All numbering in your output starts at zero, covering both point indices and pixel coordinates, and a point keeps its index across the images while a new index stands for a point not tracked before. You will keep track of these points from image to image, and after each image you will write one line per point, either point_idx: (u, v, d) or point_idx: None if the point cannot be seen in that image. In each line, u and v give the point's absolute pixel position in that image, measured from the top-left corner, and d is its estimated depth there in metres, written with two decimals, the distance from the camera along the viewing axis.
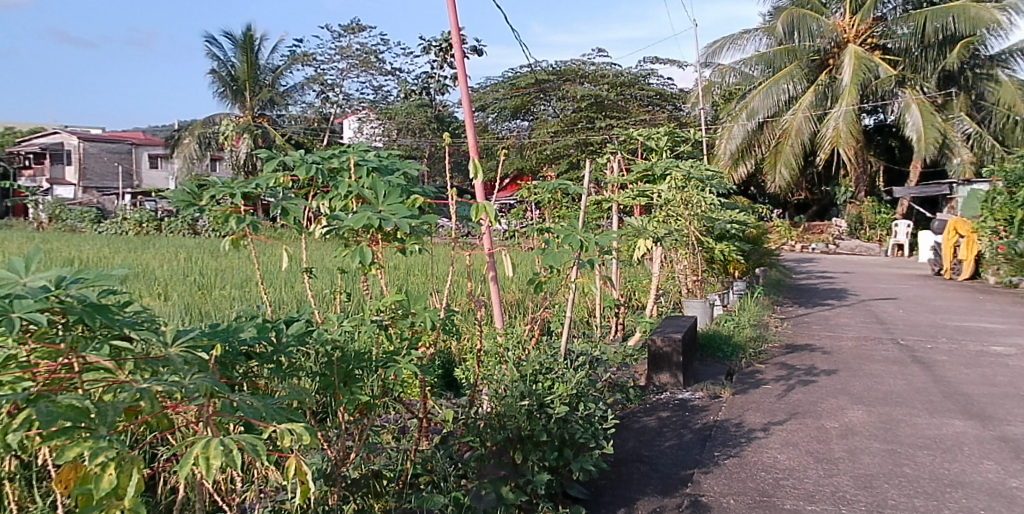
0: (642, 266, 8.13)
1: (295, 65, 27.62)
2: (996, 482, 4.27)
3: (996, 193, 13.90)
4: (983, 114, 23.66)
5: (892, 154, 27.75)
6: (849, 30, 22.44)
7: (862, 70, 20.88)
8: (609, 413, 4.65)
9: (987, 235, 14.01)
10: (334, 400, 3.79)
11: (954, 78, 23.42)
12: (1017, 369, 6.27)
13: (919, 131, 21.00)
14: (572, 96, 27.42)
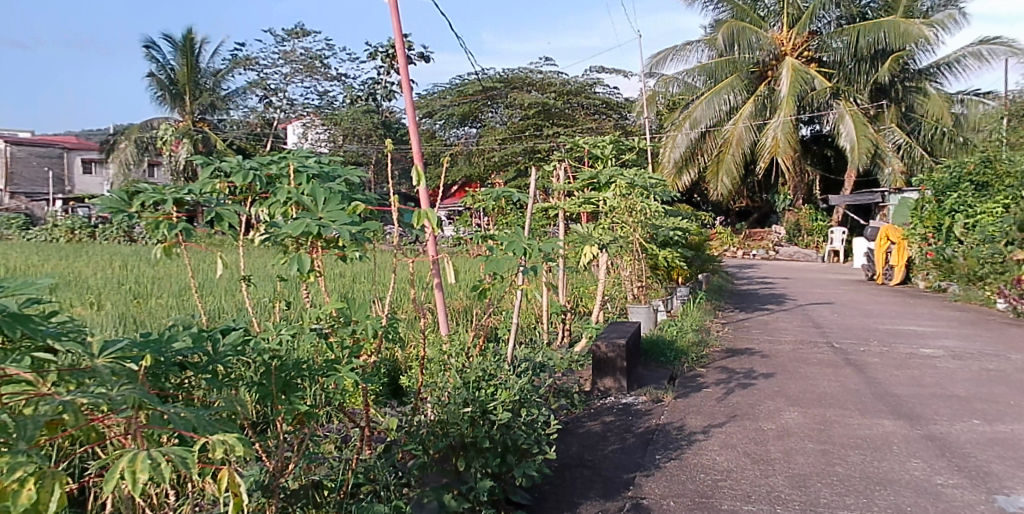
0: (589, 271, 8.24)
1: (237, 69, 27.11)
2: (923, 479, 4.42)
3: (925, 203, 14.64)
4: (914, 125, 23.94)
5: (828, 164, 28.17)
6: (787, 43, 22.78)
7: (799, 81, 21.32)
8: (552, 418, 4.68)
9: (918, 242, 14.62)
10: (271, 411, 3.65)
11: (886, 90, 23.72)
12: (943, 370, 6.52)
13: (852, 141, 21.61)
14: (519, 104, 27.29)
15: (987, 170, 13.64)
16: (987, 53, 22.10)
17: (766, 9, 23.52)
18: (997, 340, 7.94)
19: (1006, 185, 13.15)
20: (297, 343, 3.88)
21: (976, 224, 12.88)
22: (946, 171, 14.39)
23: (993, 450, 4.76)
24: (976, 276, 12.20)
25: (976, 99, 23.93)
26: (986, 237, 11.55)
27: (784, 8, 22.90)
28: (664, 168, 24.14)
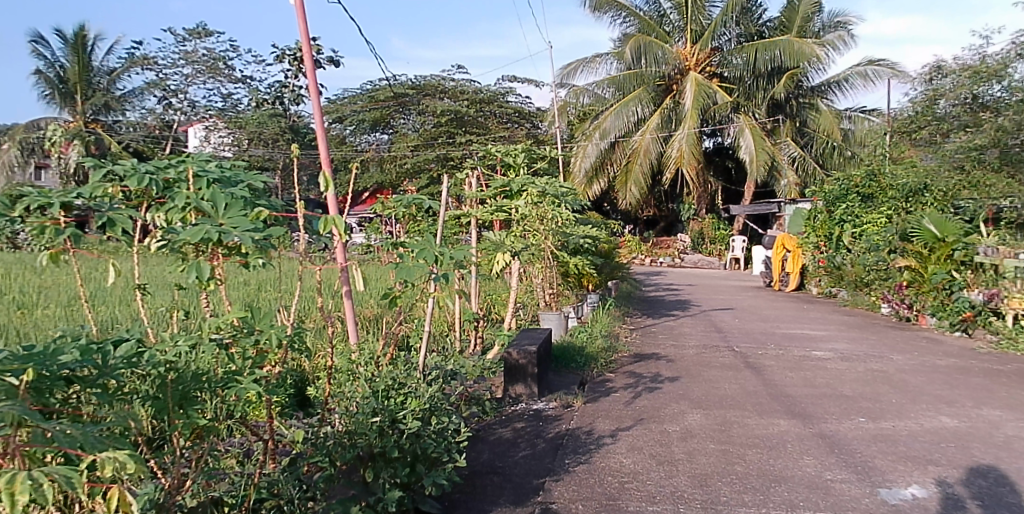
0: (501, 278, 8.32)
1: (134, 68, 25.85)
2: (815, 475, 4.64)
3: (817, 212, 15.83)
4: (807, 139, 25.08)
5: (729, 175, 29.20)
6: (690, 58, 23.56)
7: (702, 95, 22.07)
8: (462, 425, 4.67)
9: (812, 249, 15.58)
10: (168, 424, 3.39)
11: (781, 106, 24.77)
12: (833, 371, 6.90)
13: (751, 153, 22.45)
14: (432, 111, 27.01)
15: (871, 183, 14.06)
16: (872, 73, 23.47)
17: (672, 24, 24.39)
18: (880, 342, 8.47)
19: (888, 196, 13.62)
20: (195, 353, 3.63)
21: (862, 234, 13.57)
22: (836, 184, 15.04)
23: (876, 446, 5.06)
24: (862, 283, 12.91)
25: (863, 115, 24.79)
26: (870, 246, 12.24)
27: (687, 25, 23.70)
28: (574, 177, 24.48)
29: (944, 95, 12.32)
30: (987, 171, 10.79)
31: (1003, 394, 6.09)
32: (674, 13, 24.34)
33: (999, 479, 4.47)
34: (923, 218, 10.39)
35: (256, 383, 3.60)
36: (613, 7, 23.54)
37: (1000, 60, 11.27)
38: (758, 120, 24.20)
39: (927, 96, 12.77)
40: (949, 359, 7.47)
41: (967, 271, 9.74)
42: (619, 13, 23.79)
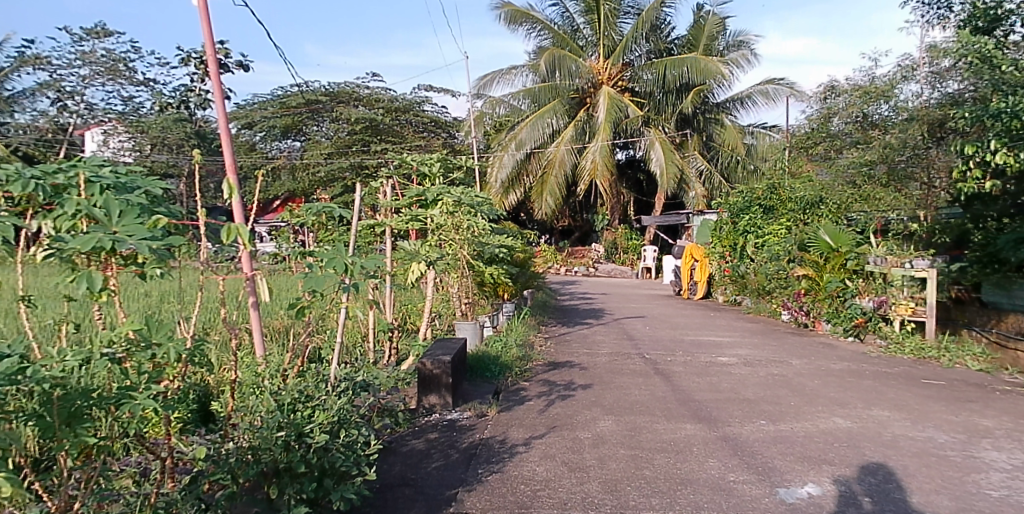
0: (417, 288, 8.36)
1: (23, 67, 24.23)
2: (719, 477, 4.78)
3: (723, 224, 16.24)
4: (712, 153, 25.80)
5: (641, 187, 29.90)
6: (603, 73, 24.29)
7: (615, 109, 22.65)
8: (373, 437, 4.57)
9: (717, 259, 16.22)
10: (53, 445, 3.13)
11: (689, 121, 25.57)
12: (737, 376, 7.17)
13: (662, 166, 23.04)
14: (346, 118, 26.41)
15: (772, 196, 14.45)
16: (773, 92, 24.56)
17: (585, 39, 24.96)
18: (781, 348, 8.86)
19: (788, 208, 14.05)
20: (86, 367, 3.38)
21: (764, 244, 14.06)
22: (739, 195, 15.41)
23: (776, 447, 5.27)
24: (764, 290, 13.43)
25: (764, 132, 25.74)
26: (772, 255, 12.82)
27: (601, 40, 24.25)
28: (490, 187, 24.57)
29: (838, 114, 13.72)
30: (875, 186, 11.74)
31: (891, 395, 6.47)
32: (588, 29, 24.92)
33: (887, 475, 4.72)
34: (818, 229, 10.82)
35: (153, 399, 3.37)
36: (529, 21, 23.85)
37: (888, 81, 12.45)
38: (669, 134, 24.87)
39: (822, 114, 14.31)
40: (842, 362, 7.90)
41: (859, 279, 10.23)
42: (534, 26, 24.09)
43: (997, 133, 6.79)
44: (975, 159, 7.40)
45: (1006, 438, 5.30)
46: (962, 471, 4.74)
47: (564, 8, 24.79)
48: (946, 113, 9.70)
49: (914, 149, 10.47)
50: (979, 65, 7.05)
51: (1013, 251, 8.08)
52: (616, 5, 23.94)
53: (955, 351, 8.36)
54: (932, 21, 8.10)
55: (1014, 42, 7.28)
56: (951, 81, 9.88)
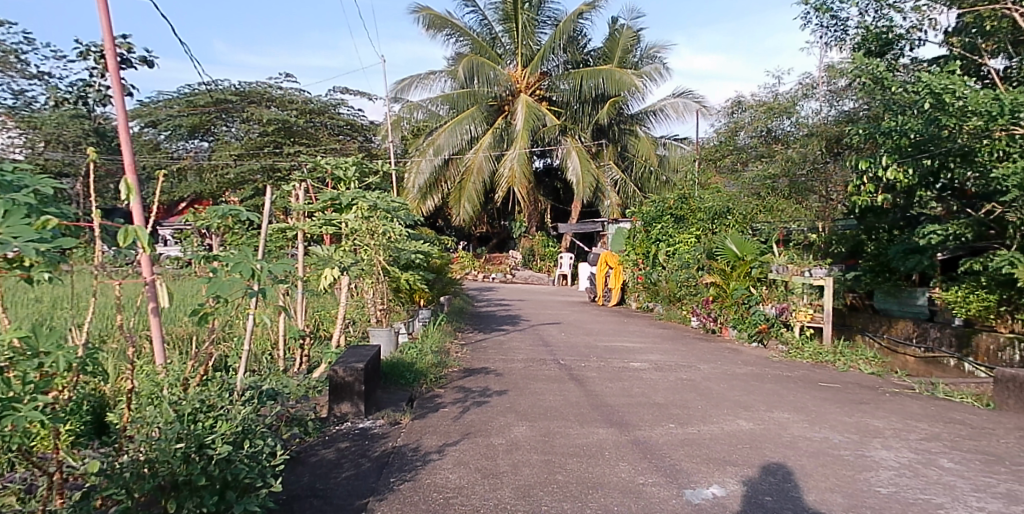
0: (330, 293, 8.26)
1: None
2: (629, 480, 4.85)
3: (636, 232, 16.54)
4: (627, 163, 26.44)
5: (558, 195, 30.11)
6: (521, 81, 24.66)
7: (532, 117, 22.94)
8: (279, 448, 4.30)
9: (631, 267, 16.67)
10: None
11: (605, 131, 25.91)
12: (648, 381, 7.34)
13: (578, 175, 23.48)
14: (257, 119, 25.42)
15: (682, 205, 14.69)
16: (683, 105, 25.35)
17: (503, 47, 25.09)
18: (691, 353, 9.14)
19: (697, 218, 14.20)
20: None
21: (675, 252, 14.22)
22: (653, 205, 15.64)
23: (684, 449, 5.42)
24: (675, 297, 13.80)
25: (675, 143, 26.45)
26: (682, 263, 13.17)
27: (518, 49, 24.66)
28: (407, 192, 24.35)
29: (744, 128, 14.30)
30: (778, 197, 12.09)
31: (791, 397, 6.77)
32: (506, 37, 25.10)
33: (786, 475, 4.92)
34: (726, 238, 11.23)
35: (39, 411, 3.09)
36: (447, 27, 23.72)
37: (789, 98, 13.21)
38: (584, 143, 25.21)
39: (730, 127, 14.84)
40: (747, 367, 8.21)
41: (763, 286, 10.60)
42: (453, 32, 23.96)
43: (887, 150, 7.25)
44: (869, 175, 8.02)
45: (894, 437, 5.62)
46: (855, 470, 4.98)
47: (482, 15, 24.90)
48: (840, 130, 10.95)
49: (813, 163, 11.30)
50: (872, 84, 7.45)
51: (903, 260, 8.60)
52: (533, 15, 24.34)
53: (850, 355, 8.82)
54: (828, 44, 8.59)
55: (903, 65, 7.84)
56: (845, 100, 11.08)
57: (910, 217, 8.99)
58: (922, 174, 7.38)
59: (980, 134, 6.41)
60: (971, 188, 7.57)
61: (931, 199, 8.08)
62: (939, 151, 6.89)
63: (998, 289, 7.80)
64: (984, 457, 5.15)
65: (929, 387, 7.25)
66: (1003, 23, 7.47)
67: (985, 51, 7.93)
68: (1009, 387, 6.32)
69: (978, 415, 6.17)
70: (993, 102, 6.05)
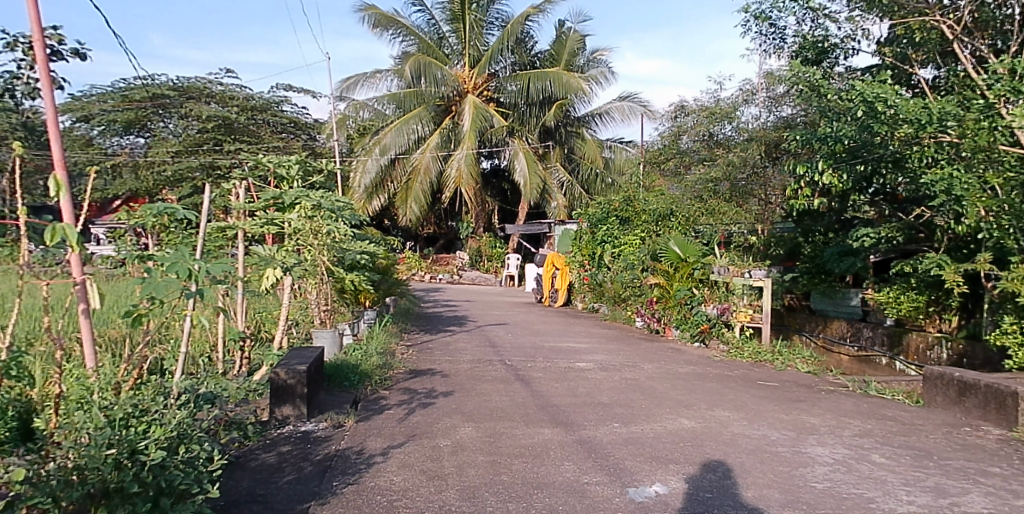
0: (273, 294, 8.14)
1: None
2: (573, 479, 4.88)
3: (582, 233, 16.70)
4: (573, 165, 26.59)
5: (505, 196, 30.21)
6: (468, 82, 24.63)
7: (480, 118, 22.93)
8: (217, 452, 4.17)
9: (577, 268, 16.79)
10: None
11: (551, 133, 26.23)
12: (593, 381, 7.42)
13: (525, 177, 23.60)
14: (196, 115, 24.69)
15: (627, 207, 14.83)
16: (628, 109, 25.74)
17: (450, 47, 25.09)
18: (635, 353, 9.27)
19: (643, 220, 14.21)
20: None
21: (620, 254, 14.36)
22: (598, 207, 15.73)
23: (628, 448, 5.49)
24: (620, 298, 13.97)
25: (620, 146, 26.87)
26: (627, 265, 13.34)
27: (465, 49, 24.62)
28: (353, 192, 24.14)
29: (687, 132, 14.67)
30: (719, 200, 12.53)
31: (731, 396, 6.93)
32: (453, 37, 25.01)
33: (726, 472, 5.03)
34: (668, 241, 11.49)
35: None
36: (393, 26, 23.47)
37: (730, 104, 13.68)
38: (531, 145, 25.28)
39: (673, 131, 15.17)
40: (689, 366, 8.38)
41: (704, 288, 10.91)
42: (399, 31, 23.70)
43: (824, 155, 7.59)
44: (806, 179, 8.33)
45: (829, 434, 5.81)
46: (791, 466, 5.12)
47: (430, 15, 24.76)
48: (779, 135, 11.35)
49: (753, 167, 11.88)
50: (809, 92, 7.67)
51: (838, 262, 8.94)
52: (480, 15, 24.35)
53: (788, 354, 9.08)
54: (767, 51, 8.81)
55: (839, 73, 8.14)
56: (784, 106, 11.65)
57: (844, 220, 9.31)
58: (857, 180, 7.66)
59: (910, 141, 6.66)
60: (902, 192, 7.88)
61: (865, 203, 8.37)
62: (872, 157, 7.20)
63: (927, 290, 8.12)
64: (913, 453, 5.35)
65: (861, 384, 7.53)
66: (932, 35, 7.83)
67: (915, 61, 8.30)
68: (937, 384, 6.60)
69: (907, 412, 6.43)
70: (922, 111, 6.26)
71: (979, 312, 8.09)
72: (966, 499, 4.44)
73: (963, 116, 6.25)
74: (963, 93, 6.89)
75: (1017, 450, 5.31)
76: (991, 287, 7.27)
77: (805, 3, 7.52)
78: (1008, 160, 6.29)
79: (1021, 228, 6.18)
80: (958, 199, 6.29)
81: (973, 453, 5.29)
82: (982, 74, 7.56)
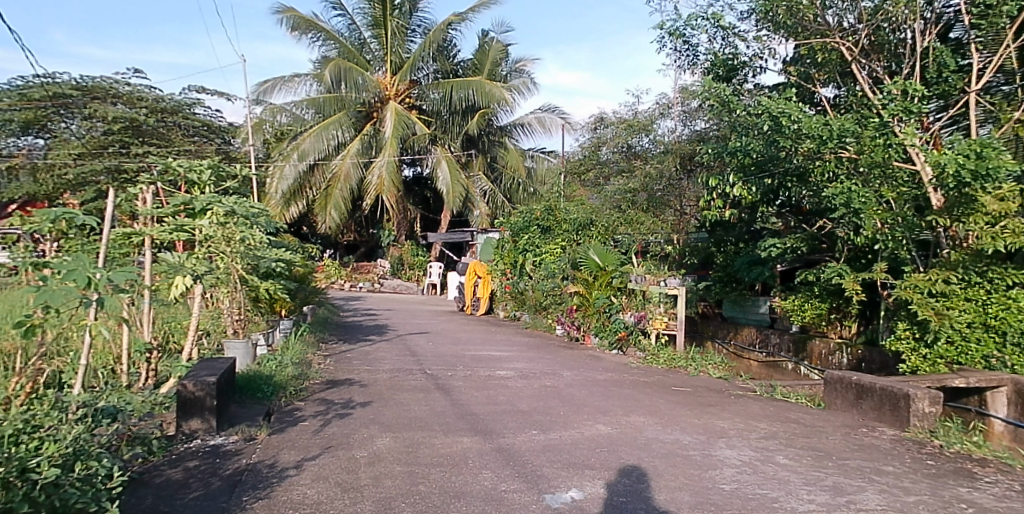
0: (182, 304, 7.88)
1: None
2: (491, 487, 4.86)
3: (504, 242, 16.76)
4: (496, 174, 26.74)
5: (428, 204, 30.12)
6: (389, 88, 24.50)
7: (402, 125, 22.90)
8: (117, 470, 3.93)
9: (499, 276, 16.72)
10: None
11: (474, 141, 26.26)
12: (512, 389, 7.46)
13: (447, 185, 23.42)
14: (101, 116, 23.49)
15: (549, 217, 14.76)
16: (550, 120, 26.11)
17: (372, 53, 24.86)
18: (554, 361, 9.37)
19: (563, 229, 14.27)
20: None
21: (541, 262, 14.39)
22: (520, 215, 15.77)
23: (545, 455, 5.53)
24: (541, 306, 14.12)
25: (543, 156, 27.26)
26: (548, 273, 13.43)
27: (387, 55, 24.42)
28: (270, 198, 23.51)
29: (607, 143, 15.16)
30: (637, 210, 12.82)
31: (646, 402, 7.10)
32: (374, 43, 24.77)
33: (639, 476, 5.12)
34: (588, 249, 11.50)
35: None
36: (313, 30, 23.05)
37: (647, 117, 14.18)
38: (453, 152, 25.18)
39: (594, 142, 15.63)
40: (607, 373, 8.53)
41: (622, 296, 11.06)
42: (319, 35, 23.31)
43: (735, 168, 7.90)
44: (718, 190, 8.67)
45: (737, 437, 6.02)
46: (701, 469, 5.27)
47: (351, 20, 24.49)
48: (694, 148, 11.97)
49: (668, 179, 12.39)
50: (720, 107, 7.95)
51: (747, 271, 9.37)
52: (403, 22, 24.28)
53: (700, 360, 9.38)
54: (682, 66, 9.08)
55: (748, 90, 8.51)
56: (698, 120, 12.29)
57: (753, 231, 9.77)
58: (765, 192, 8.01)
59: (813, 156, 6.94)
60: (806, 205, 8.21)
61: (772, 214, 8.67)
62: (778, 171, 7.52)
63: (829, 298, 8.57)
64: (815, 453, 5.59)
65: (769, 389, 7.86)
66: (833, 56, 8.28)
67: (818, 80, 8.74)
68: (837, 388, 6.95)
69: (809, 415, 6.73)
70: (823, 128, 6.56)
71: (876, 318, 8.56)
72: (862, 497, 4.65)
73: (861, 133, 6.58)
74: (859, 112, 7.28)
75: (909, 449, 5.63)
76: (888, 295, 7.72)
77: (716, 21, 7.81)
78: (901, 175, 6.78)
79: (911, 240, 6.61)
80: (856, 212, 6.70)
81: (869, 453, 5.57)
82: (876, 94, 8.05)
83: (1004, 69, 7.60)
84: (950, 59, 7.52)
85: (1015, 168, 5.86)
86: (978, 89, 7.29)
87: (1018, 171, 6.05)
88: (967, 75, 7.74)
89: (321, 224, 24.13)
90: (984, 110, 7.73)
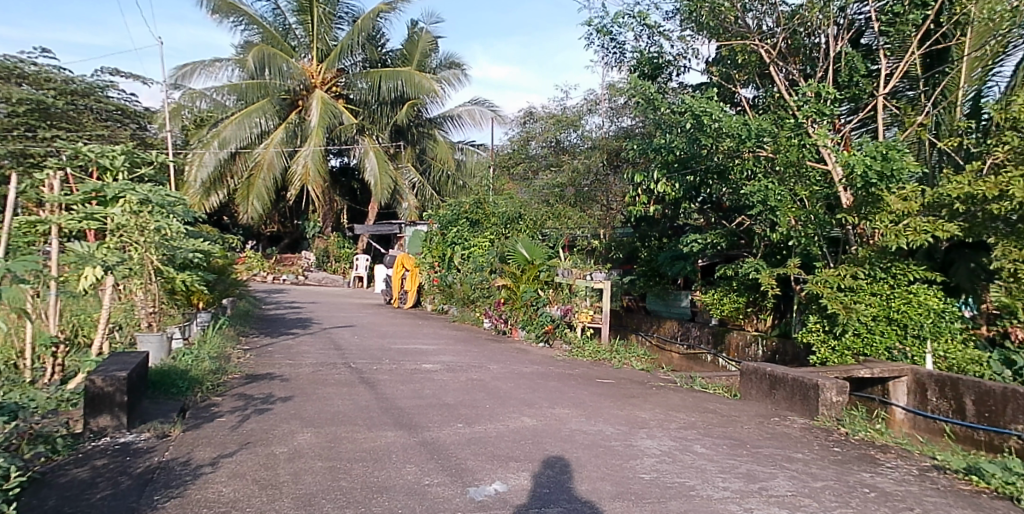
0: (91, 296, 7.55)
1: None
2: (414, 481, 4.82)
3: (433, 235, 16.65)
4: (425, 166, 26.61)
5: (354, 195, 29.79)
6: (317, 76, 23.88)
7: (329, 114, 22.49)
8: (15, 469, 3.70)
9: (427, 269, 16.50)
10: None
11: (404, 133, 26.06)
12: (438, 382, 7.45)
13: (376, 176, 23.15)
14: (4, 97, 21.93)
15: (478, 210, 14.79)
16: (479, 112, 26.00)
17: (297, 39, 24.29)
18: (480, 353, 9.39)
19: (492, 223, 14.38)
20: None
21: (470, 255, 14.43)
22: (449, 208, 15.70)
23: (470, 448, 5.54)
24: (468, 300, 14.13)
25: (472, 149, 27.13)
26: (477, 267, 13.52)
27: (313, 42, 23.87)
28: (188, 187, 22.71)
29: (535, 138, 15.43)
30: (564, 204, 13.03)
31: (570, 394, 7.21)
32: (300, 29, 24.21)
33: (563, 467, 5.18)
34: (516, 243, 11.54)
35: None
36: (236, 14, 22.32)
37: (575, 113, 14.44)
38: (381, 143, 24.93)
39: (524, 137, 15.92)
40: (533, 366, 8.60)
41: (549, 289, 11.18)
42: (241, 19, 22.64)
43: (659, 165, 8.10)
44: (643, 186, 8.87)
45: (657, 427, 6.17)
46: (623, 458, 5.39)
47: (274, 4, 23.86)
48: (620, 144, 12.17)
49: (595, 174, 12.54)
50: (645, 104, 8.12)
51: (670, 265, 9.66)
52: (330, 9, 23.80)
53: (623, 353, 9.58)
54: (608, 62, 9.22)
55: (672, 88, 8.70)
56: (624, 118, 12.66)
57: (677, 227, 10.10)
58: (687, 189, 8.25)
59: (732, 154, 7.20)
60: (726, 202, 8.46)
61: (695, 210, 8.89)
62: (700, 168, 7.74)
63: (746, 293, 8.88)
64: (730, 442, 5.79)
65: (688, 380, 8.12)
66: (752, 58, 8.51)
67: (738, 81, 9.00)
68: (752, 379, 7.20)
69: (726, 405, 6.96)
70: (742, 127, 6.79)
71: (789, 312, 8.91)
72: (773, 484, 4.84)
73: (777, 133, 6.83)
74: (776, 112, 7.55)
75: (817, 437, 5.89)
76: (800, 290, 8.06)
77: (642, 20, 7.95)
78: (814, 175, 7.00)
79: (822, 236, 6.96)
80: (772, 209, 6.97)
81: (781, 441, 5.80)
82: (793, 95, 8.38)
83: (908, 75, 8.05)
84: (860, 64, 7.91)
85: (916, 168, 6.31)
86: (885, 93, 7.66)
87: (919, 173, 6.42)
88: (876, 79, 8.15)
89: (243, 215, 23.43)
90: (891, 114, 8.18)
